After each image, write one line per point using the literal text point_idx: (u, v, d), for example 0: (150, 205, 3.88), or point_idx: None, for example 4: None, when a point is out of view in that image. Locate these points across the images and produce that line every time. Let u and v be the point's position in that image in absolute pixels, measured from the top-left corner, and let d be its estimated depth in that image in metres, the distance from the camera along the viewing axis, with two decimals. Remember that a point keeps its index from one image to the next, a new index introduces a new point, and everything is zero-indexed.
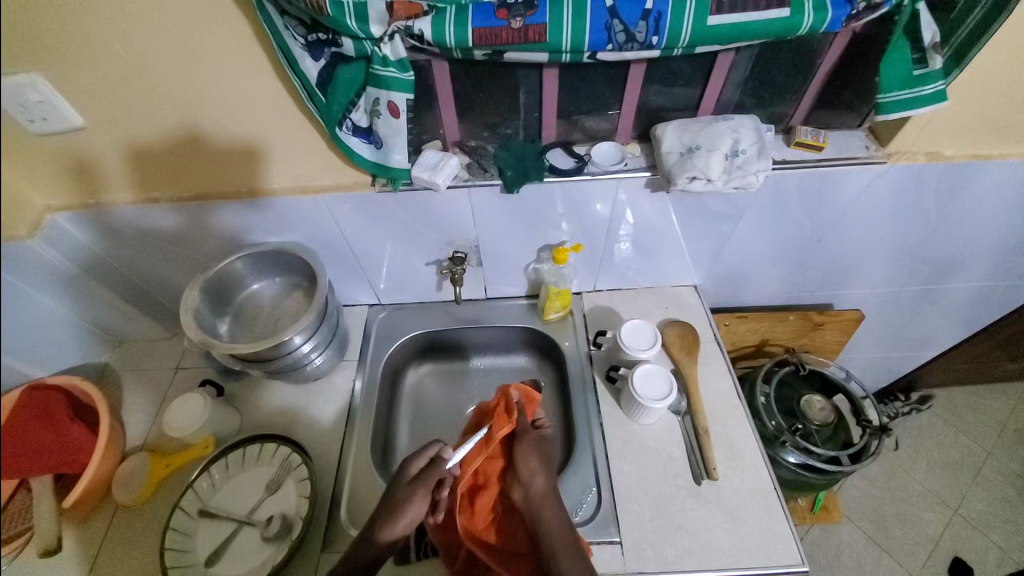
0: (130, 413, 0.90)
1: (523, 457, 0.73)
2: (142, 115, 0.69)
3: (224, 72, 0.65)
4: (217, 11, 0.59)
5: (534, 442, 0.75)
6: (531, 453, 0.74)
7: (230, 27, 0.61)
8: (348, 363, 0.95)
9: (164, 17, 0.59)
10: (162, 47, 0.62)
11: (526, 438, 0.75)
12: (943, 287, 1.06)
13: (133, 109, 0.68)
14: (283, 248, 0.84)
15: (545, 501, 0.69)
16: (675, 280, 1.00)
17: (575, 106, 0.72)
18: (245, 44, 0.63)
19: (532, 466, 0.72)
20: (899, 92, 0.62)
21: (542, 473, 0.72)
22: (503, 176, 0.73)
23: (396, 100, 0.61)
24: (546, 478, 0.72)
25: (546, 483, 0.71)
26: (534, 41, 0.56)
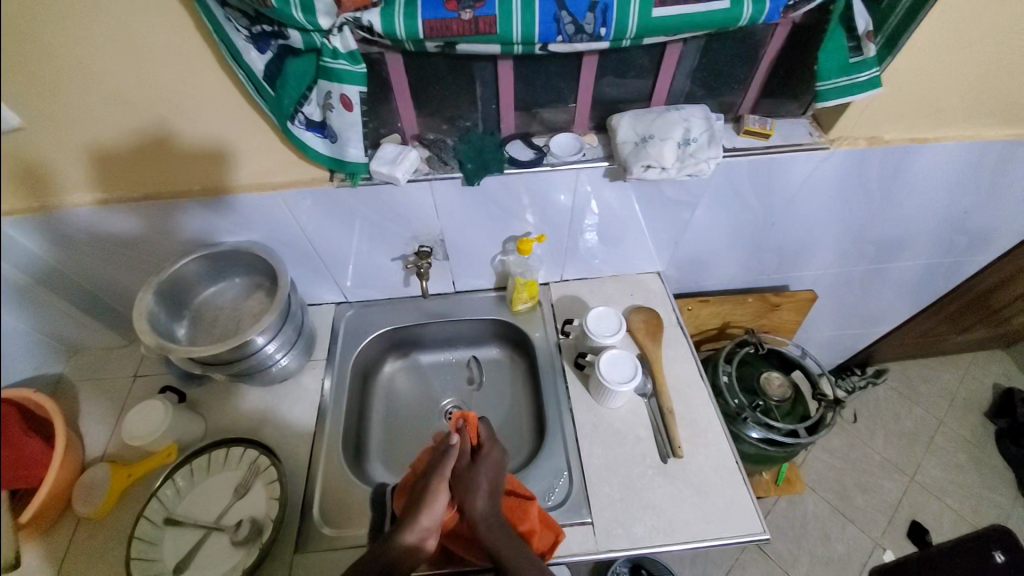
0: (88, 424, 0.87)
1: (461, 485, 0.73)
2: (80, 112, 0.66)
3: (168, 67, 0.63)
4: (156, 3, 0.57)
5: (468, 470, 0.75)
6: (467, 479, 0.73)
7: (172, 22, 0.59)
8: (317, 362, 0.94)
9: (100, 10, 0.57)
10: (103, 46, 0.60)
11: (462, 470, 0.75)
12: (891, 266, 1.12)
13: (69, 107, 0.65)
14: (241, 248, 0.82)
15: (483, 522, 0.69)
16: (639, 268, 1.03)
17: (532, 98, 0.73)
18: (188, 39, 0.61)
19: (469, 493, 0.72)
20: (837, 79, 0.65)
21: (484, 495, 0.72)
22: (463, 169, 0.74)
23: (349, 93, 0.61)
24: (488, 501, 0.71)
25: (488, 505, 0.71)
26: (484, 33, 0.57)
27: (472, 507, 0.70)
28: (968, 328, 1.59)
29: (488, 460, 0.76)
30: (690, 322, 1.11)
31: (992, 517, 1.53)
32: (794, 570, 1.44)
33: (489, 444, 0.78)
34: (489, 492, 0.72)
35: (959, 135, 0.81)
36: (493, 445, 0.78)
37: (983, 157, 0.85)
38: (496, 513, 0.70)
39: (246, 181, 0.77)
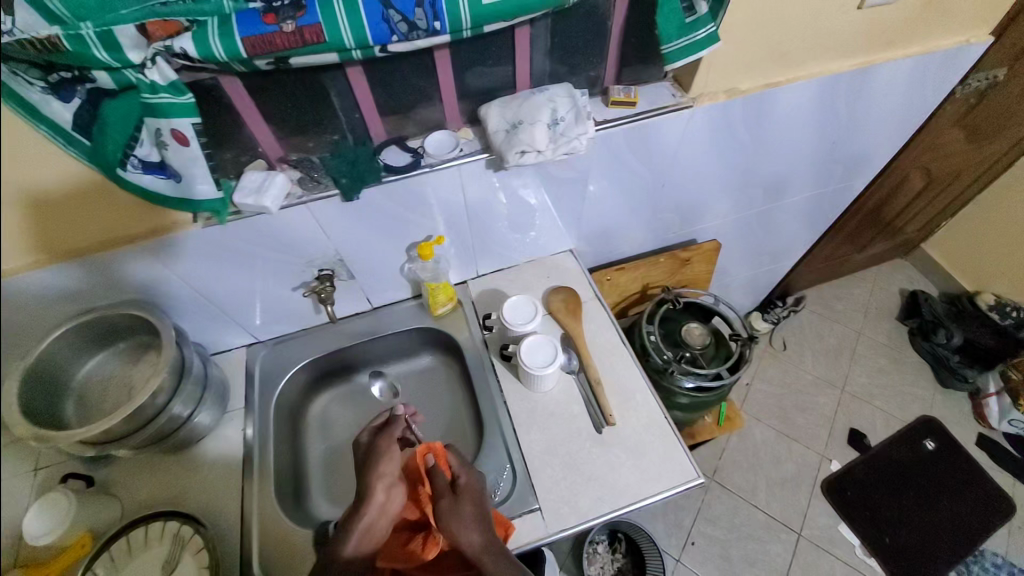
0: None
1: (450, 523, 0.67)
2: None
3: None
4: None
5: (450, 506, 0.68)
6: (453, 513, 0.67)
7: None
8: (235, 412, 0.88)
9: None
10: None
11: (443, 504, 0.69)
12: (781, 203, 1.19)
13: None
14: (116, 309, 0.75)
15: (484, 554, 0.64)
16: (552, 249, 1.04)
17: (395, 101, 0.71)
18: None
19: (459, 527, 0.66)
20: (678, 40, 0.68)
21: (473, 526, 0.66)
22: (338, 185, 0.71)
23: (180, 127, 0.57)
24: (479, 532, 0.66)
25: (484, 541, 0.65)
26: (313, 43, 0.54)
27: (466, 543, 0.65)
28: (868, 244, 1.74)
29: (468, 491, 0.70)
30: (610, 290, 1.14)
31: (916, 410, 1.70)
32: (755, 498, 1.54)
33: (462, 475, 0.72)
34: (480, 525, 0.67)
35: (810, 73, 0.86)
36: (468, 475, 0.72)
37: (837, 90, 0.91)
38: (495, 544, 0.65)
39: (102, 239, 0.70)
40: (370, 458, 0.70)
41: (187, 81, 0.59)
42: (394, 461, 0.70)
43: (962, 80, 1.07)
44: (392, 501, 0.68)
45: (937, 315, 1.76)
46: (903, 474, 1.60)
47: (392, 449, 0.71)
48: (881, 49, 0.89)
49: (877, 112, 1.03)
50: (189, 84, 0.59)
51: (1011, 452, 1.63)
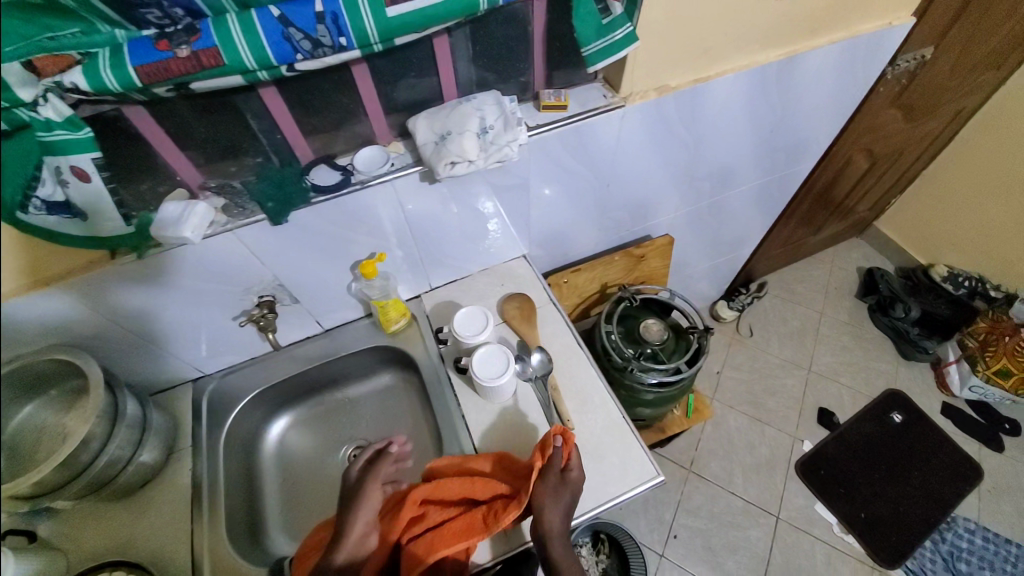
0: None
1: (547, 501, 0.71)
2: None
3: None
4: None
5: (553, 488, 0.72)
6: (553, 495, 0.72)
7: None
8: (182, 452, 0.85)
9: None
10: None
11: (548, 485, 0.72)
12: (729, 194, 1.21)
13: None
14: (39, 355, 0.71)
15: (557, 538, 0.70)
16: (504, 256, 1.03)
17: (318, 120, 0.69)
18: None
19: (548, 509, 0.71)
20: (597, 42, 0.67)
21: (559, 512, 0.71)
22: (264, 209, 0.68)
23: (79, 163, 0.55)
24: (562, 519, 0.71)
25: (560, 528, 0.71)
26: (212, 67, 0.52)
27: (549, 522, 0.70)
28: (822, 226, 1.78)
29: (572, 484, 0.74)
30: (567, 292, 1.14)
31: (882, 385, 1.75)
32: (732, 485, 1.56)
33: (574, 471, 0.74)
34: (566, 514, 0.72)
35: (738, 66, 0.88)
36: (578, 474, 0.75)
37: (767, 79, 0.92)
38: (567, 534, 0.71)
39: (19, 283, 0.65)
40: (354, 495, 0.73)
41: (86, 114, 0.56)
42: (372, 498, 0.73)
43: (891, 63, 1.10)
44: (370, 541, 0.70)
45: (894, 291, 1.81)
46: (874, 448, 1.64)
47: (375, 488, 0.74)
48: (805, 38, 0.91)
49: (811, 99, 1.06)
50: (89, 116, 0.57)
51: (972, 416, 1.69)
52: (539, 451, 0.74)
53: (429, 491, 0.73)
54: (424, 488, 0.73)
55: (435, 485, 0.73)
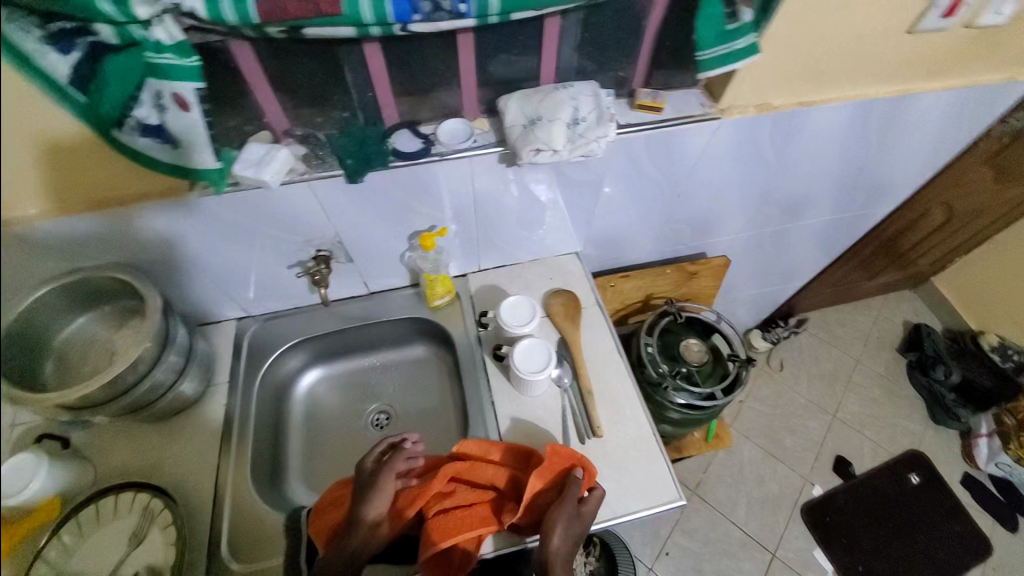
0: None
1: (559, 522, 0.68)
2: None
3: None
4: None
5: (569, 513, 0.69)
6: (568, 518, 0.69)
7: None
8: (218, 387, 0.87)
9: None
10: None
11: (563, 509, 0.69)
12: (798, 225, 1.16)
13: None
14: (100, 272, 0.72)
15: (557, 558, 0.67)
16: (556, 250, 1.01)
17: (412, 82, 0.67)
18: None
19: (559, 533, 0.68)
20: (715, 48, 0.64)
21: (568, 538, 0.69)
22: (344, 165, 0.67)
23: (182, 90, 0.53)
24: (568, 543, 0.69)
25: (567, 551, 0.68)
26: (329, 13, 0.50)
27: (558, 546, 0.67)
28: (877, 273, 1.71)
29: (586, 512, 0.71)
30: (612, 297, 1.12)
31: (905, 443, 1.70)
32: (734, 514, 1.54)
33: (591, 503, 0.72)
34: (575, 541, 0.69)
35: (845, 96, 0.82)
36: (592, 506, 0.73)
37: (870, 114, 0.87)
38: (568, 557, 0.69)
39: (100, 197, 0.67)
40: (370, 486, 0.73)
41: (193, 41, 0.55)
42: (385, 492, 0.72)
43: (1001, 119, 1.03)
44: (376, 533, 0.70)
45: (938, 351, 1.74)
46: (886, 505, 1.60)
47: (389, 485, 0.73)
48: (923, 78, 0.85)
49: (909, 141, 1.00)
50: (195, 44, 0.56)
51: (996, 494, 1.62)
52: (560, 468, 0.74)
53: (463, 469, 0.74)
54: (458, 470, 0.74)
55: (469, 466, 0.74)
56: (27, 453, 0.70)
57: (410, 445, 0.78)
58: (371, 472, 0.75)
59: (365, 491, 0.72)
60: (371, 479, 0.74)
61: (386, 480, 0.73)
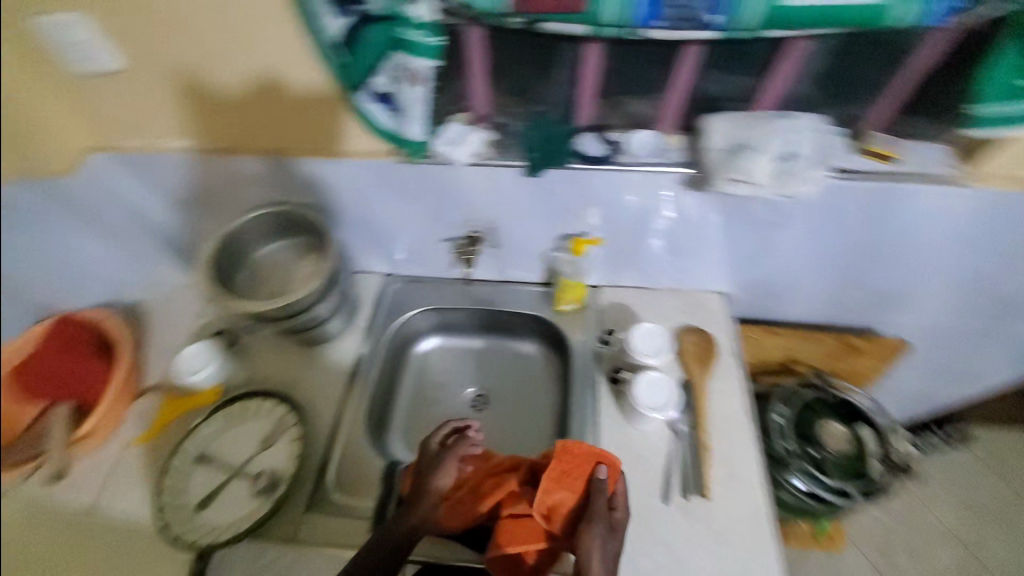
0: (158, 353, 0.97)
1: (591, 538, 0.65)
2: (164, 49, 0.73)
3: (267, 37, 0.70)
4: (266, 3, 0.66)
5: (602, 528, 0.66)
6: (601, 536, 0.65)
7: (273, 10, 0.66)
8: (356, 330, 0.95)
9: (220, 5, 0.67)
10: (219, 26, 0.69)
11: (592, 522, 0.66)
12: (1011, 329, 0.95)
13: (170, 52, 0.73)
14: (298, 211, 0.84)
15: None
16: (700, 282, 0.93)
17: (617, 87, 0.66)
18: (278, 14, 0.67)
19: (591, 548, 0.64)
20: (1000, 106, 0.58)
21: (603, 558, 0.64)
22: (528, 157, 0.71)
23: (422, 66, 0.59)
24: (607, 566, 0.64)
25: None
26: (576, 10, 0.55)
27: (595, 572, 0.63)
28: None
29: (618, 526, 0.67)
30: (761, 346, 1.01)
31: None
32: None
33: (620, 509, 0.69)
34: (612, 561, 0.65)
35: None
36: (623, 512, 0.70)
37: None
38: None
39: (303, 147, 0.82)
40: (432, 466, 0.74)
41: None
42: (447, 474, 0.74)
43: None
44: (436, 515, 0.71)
45: None
46: None
47: (450, 467, 0.74)
48: None
49: None
50: None
51: None
52: (580, 474, 0.71)
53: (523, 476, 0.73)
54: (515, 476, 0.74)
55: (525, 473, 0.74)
56: (195, 345, 0.88)
57: (469, 430, 0.78)
58: (433, 453, 0.76)
59: (427, 473, 0.74)
60: (436, 462, 0.75)
61: (448, 466, 0.74)
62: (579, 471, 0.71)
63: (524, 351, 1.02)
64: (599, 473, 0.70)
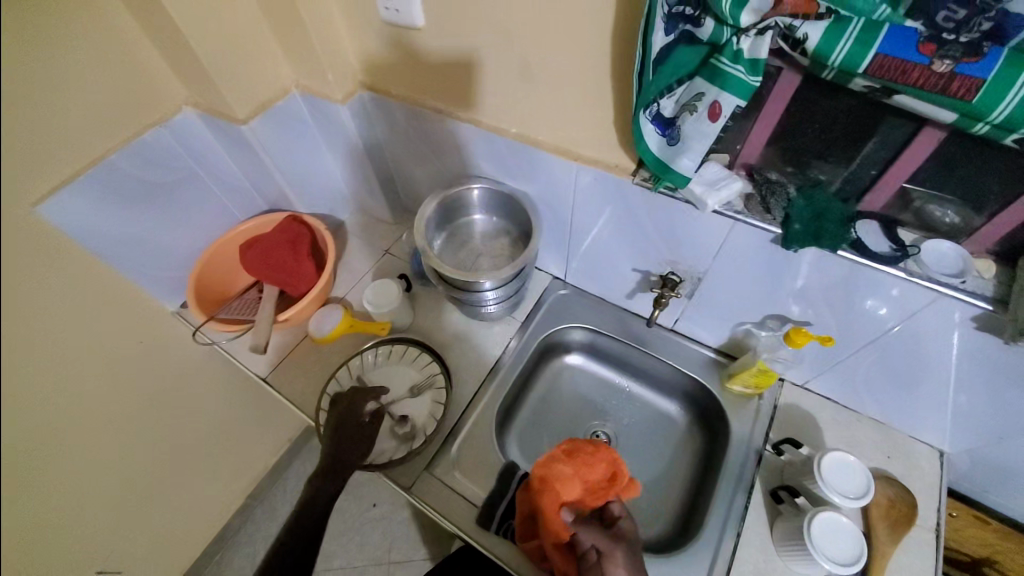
0: (346, 271, 1.10)
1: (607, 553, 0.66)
2: (459, 25, 0.73)
3: (550, 33, 0.65)
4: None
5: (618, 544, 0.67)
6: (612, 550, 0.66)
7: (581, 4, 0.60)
8: (515, 320, 0.98)
9: None
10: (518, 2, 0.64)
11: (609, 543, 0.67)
12: None
13: (456, 21, 0.73)
14: (514, 196, 0.90)
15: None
16: (919, 434, 0.80)
17: (931, 179, 0.56)
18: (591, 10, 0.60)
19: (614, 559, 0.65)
20: None
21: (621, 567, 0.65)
22: (787, 227, 0.62)
23: (724, 102, 0.54)
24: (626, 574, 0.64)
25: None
26: (952, 95, 0.45)
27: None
28: None
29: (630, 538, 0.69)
30: (966, 536, 0.85)
31: None
32: None
33: (624, 518, 0.72)
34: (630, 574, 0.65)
35: None
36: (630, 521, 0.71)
37: None
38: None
39: (539, 138, 0.80)
40: (350, 430, 0.83)
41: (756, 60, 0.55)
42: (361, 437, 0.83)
43: None
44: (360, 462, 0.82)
45: None
46: None
47: (365, 428, 0.84)
48: None
49: None
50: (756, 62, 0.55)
51: None
52: (589, 465, 0.74)
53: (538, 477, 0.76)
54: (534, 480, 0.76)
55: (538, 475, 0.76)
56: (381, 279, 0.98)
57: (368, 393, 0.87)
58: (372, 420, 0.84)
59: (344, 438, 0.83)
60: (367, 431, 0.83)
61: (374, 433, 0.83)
62: (581, 460, 0.74)
63: (662, 407, 0.97)
64: (602, 475, 0.74)
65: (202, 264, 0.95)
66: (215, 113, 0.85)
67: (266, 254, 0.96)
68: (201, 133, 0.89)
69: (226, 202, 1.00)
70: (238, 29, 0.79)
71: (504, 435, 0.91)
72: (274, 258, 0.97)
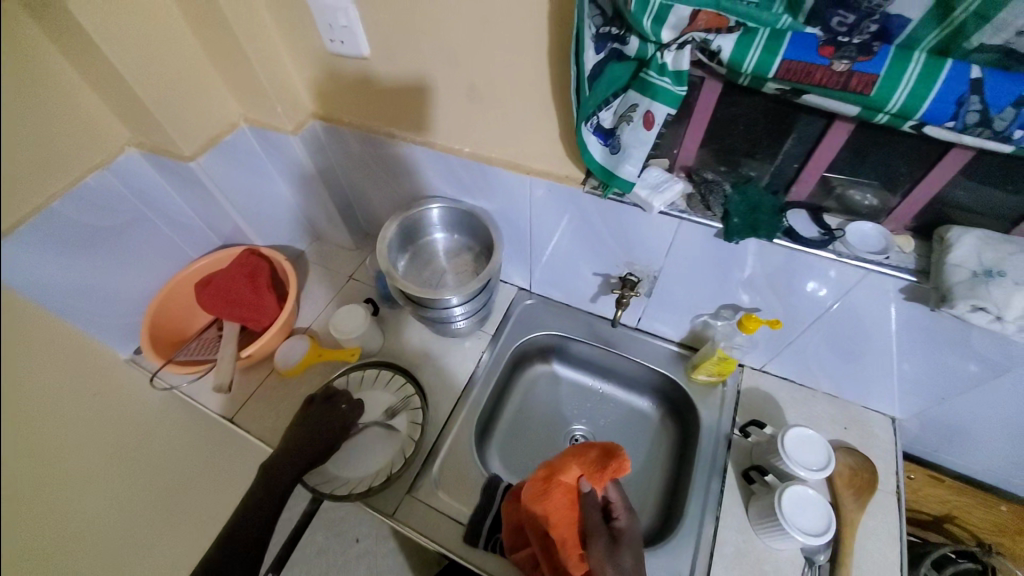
0: (311, 301, 1.09)
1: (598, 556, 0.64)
2: (405, 52, 0.75)
3: (492, 55, 0.68)
4: (520, 25, 0.63)
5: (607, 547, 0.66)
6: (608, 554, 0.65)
7: (518, 29, 0.63)
8: (485, 333, 0.99)
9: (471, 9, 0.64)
10: (459, 29, 0.67)
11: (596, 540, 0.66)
12: None
13: (401, 49, 0.75)
14: (473, 212, 0.92)
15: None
16: (870, 403, 0.85)
17: (847, 168, 0.62)
18: (528, 33, 0.63)
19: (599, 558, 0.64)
20: None
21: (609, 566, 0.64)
22: (727, 221, 0.66)
23: (656, 111, 0.58)
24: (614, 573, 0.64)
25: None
26: (852, 91, 0.50)
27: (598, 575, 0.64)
28: None
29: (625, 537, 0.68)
30: (925, 496, 0.90)
31: None
32: None
33: (622, 518, 0.71)
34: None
35: None
36: (627, 520, 0.70)
37: None
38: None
39: (492, 155, 0.82)
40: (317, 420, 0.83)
41: None
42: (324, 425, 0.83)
43: None
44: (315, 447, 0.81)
45: None
46: None
47: (327, 421, 0.83)
48: None
49: None
50: None
51: None
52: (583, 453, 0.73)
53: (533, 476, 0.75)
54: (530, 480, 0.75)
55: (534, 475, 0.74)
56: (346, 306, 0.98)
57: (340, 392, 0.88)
58: (348, 417, 0.85)
59: (317, 431, 0.82)
60: (342, 424, 0.84)
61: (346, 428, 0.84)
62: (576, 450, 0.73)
63: (634, 404, 1.00)
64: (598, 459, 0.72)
65: (156, 304, 0.92)
66: (160, 151, 0.83)
67: (225, 288, 0.94)
68: (148, 173, 0.87)
69: (177, 240, 0.97)
70: (181, 68, 0.78)
71: (484, 447, 0.92)
72: (233, 293, 0.95)
